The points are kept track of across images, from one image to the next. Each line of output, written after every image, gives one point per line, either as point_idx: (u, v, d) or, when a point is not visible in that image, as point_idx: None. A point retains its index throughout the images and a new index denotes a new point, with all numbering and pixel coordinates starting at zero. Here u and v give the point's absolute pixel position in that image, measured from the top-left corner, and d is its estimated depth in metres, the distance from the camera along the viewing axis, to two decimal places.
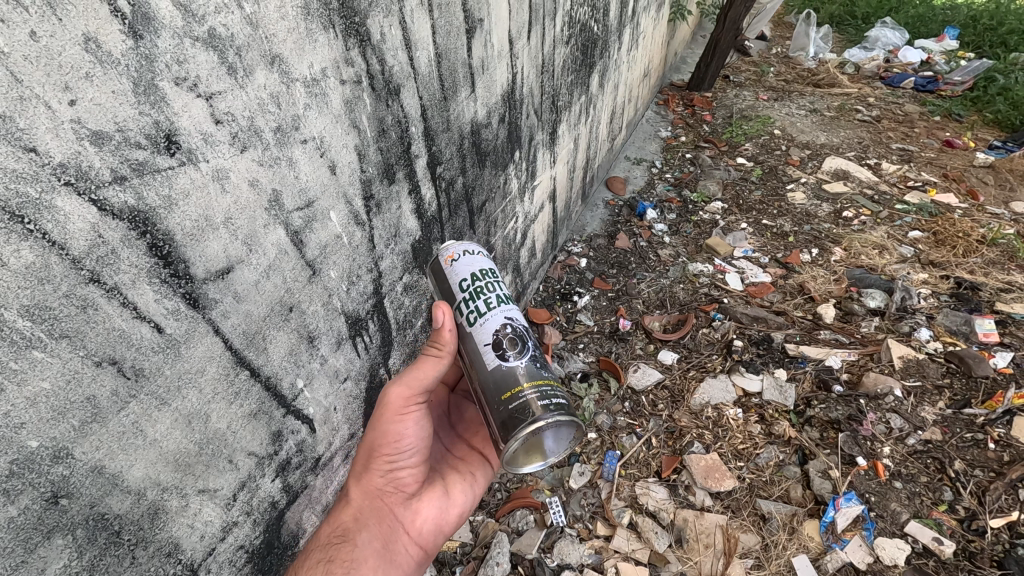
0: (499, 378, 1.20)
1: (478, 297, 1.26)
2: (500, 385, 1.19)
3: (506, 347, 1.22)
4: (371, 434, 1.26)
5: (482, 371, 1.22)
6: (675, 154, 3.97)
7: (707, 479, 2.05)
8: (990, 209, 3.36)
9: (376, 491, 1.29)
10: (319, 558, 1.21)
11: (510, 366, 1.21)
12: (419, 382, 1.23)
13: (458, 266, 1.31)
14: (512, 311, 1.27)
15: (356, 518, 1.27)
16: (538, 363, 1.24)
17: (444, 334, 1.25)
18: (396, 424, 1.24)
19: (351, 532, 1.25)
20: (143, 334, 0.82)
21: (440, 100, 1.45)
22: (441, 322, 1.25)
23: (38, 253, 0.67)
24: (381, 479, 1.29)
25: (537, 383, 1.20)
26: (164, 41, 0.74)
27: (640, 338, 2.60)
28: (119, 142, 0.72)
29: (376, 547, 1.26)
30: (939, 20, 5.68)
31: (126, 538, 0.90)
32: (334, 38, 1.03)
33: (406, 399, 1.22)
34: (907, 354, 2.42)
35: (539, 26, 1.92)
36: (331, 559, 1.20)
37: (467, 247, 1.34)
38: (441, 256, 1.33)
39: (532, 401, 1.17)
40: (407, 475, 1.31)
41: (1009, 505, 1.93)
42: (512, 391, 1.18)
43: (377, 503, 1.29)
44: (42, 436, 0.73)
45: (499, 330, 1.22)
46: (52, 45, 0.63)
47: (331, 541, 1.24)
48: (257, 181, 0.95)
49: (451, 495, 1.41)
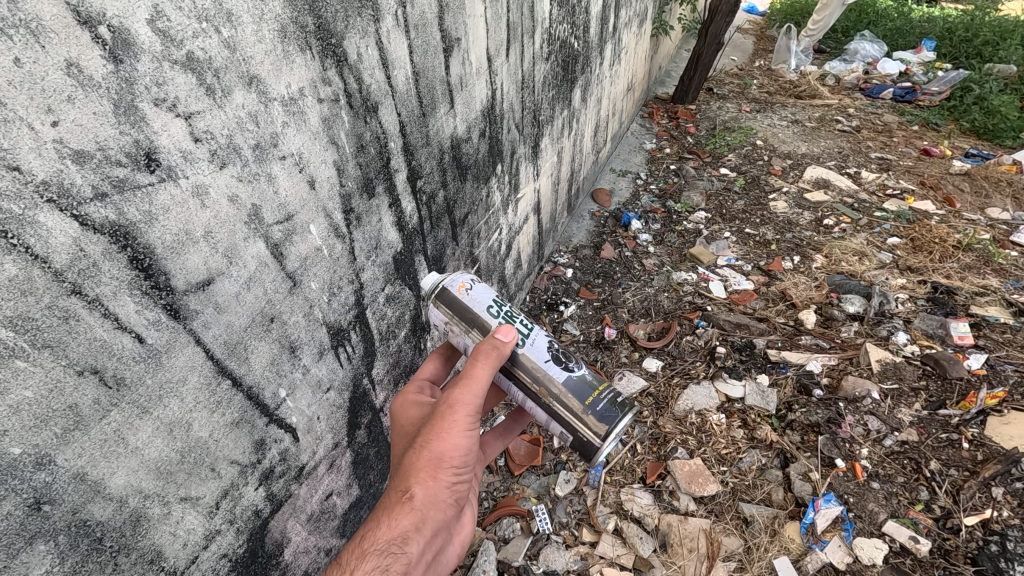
0: (574, 387, 1.40)
1: (513, 318, 1.43)
2: (579, 395, 1.39)
3: (565, 360, 1.43)
4: (438, 441, 1.23)
5: (551, 385, 1.39)
6: (660, 166, 4.04)
7: (691, 484, 2.08)
8: (966, 215, 3.43)
9: (439, 500, 1.24)
10: (375, 565, 1.13)
11: (578, 375, 1.41)
12: (479, 391, 1.26)
13: (475, 294, 1.45)
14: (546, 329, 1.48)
15: (419, 526, 1.20)
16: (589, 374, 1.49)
17: (509, 353, 1.33)
18: (462, 434, 1.25)
19: (410, 540, 1.19)
20: (125, 344, 0.85)
21: (419, 116, 1.49)
22: (506, 340, 1.34)
23: (21, 266, 0.71)
24: (446, 489, 1.26)
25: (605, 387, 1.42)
26: (144, 65, 0.78)
27: (624, 347, 2.65)
28: (100, 160, 0.76)
29: (427, 557, 1.23)
30: (917, 32, 5.83)
31: (108, 545, 0.92)
32: (311, 59, 1.08)
33: (473, 408, 1.25)
34: (884, 357, 2.47)
35: (518, 44, 1.99)
36: (389, 567, 1.14)
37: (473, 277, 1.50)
38: (457, 284, 1.46)
39: (612, 399, 1.40)
40: (463, 485, 1.32)
41: (983, 503, 1.96)
42: (593, 396, 1.39)
43: (436, 513, 1.24)
44: (24, 443, 0.76)
45: (550, 347, 1.43)
46: (35, 71, 0.67)
47: (387, 548, 1.16)
48: (236, 197, 0.99)
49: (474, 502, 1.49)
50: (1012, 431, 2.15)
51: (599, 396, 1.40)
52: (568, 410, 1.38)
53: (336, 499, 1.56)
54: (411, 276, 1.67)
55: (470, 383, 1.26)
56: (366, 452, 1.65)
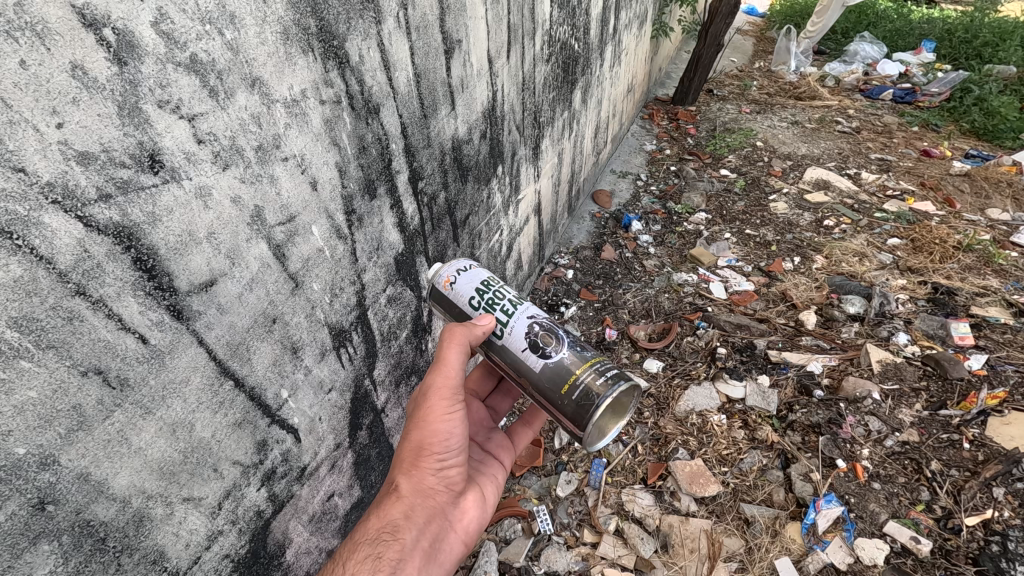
0: (551, 375, 1.38)
1: (494, 307, 1.45)
2: (555, 383, 1.38)
3: (543, 345, 1.40)
4: (416, 430, 1.31)
5: (530, 376, 1.41)
6: (660, 167, 4.05)
7: (692, 485, 2.09)
8: (967, 216, 3.44)
9: (426, 487, 1.31)
10: (366, 554, 1.19)
11: (555, 361, 1.38)
12: (451, 376, 1.34)
13: (458, 287, 1.51)
14: (531, 310, 1.44)
15: (408, 514, 1.26)
16: (580, 346, 1.42)
17: (480, 333, 1.40)
18: (439, 420, 1.31)
19: (401, 528, 1.24)
20: (128, 345, 0.86)
21: (420, 118, 1.50)
22: (482, 324, 1.41)
23: (26, 267, 0.71)
24: (432, 476, 1.32)
25: (586, 367, 1.37)
26: (147, 67, 0.79)
27: (625, 348, 2.65)
28: (105, 162, 0.76)
29: (425, 546, 1.28)
30: (916, 34, 5.84)
31: (111, 545, 0.92)
32: (313, 62, 1.08)
33: (446, 393, 1.33)
34: (885, 357, 2.47)
35: (518, 46, 1.99)
36: (381, 555, 1.19)
37: (459, 266, 1.54)
38: (441, 280, 1.53)
39: (590, 380, 1.34)
40: (453, 472, 1.37)
41: (984, 503, 1.97)
42: (568, 383, 1.36)
43: (426, 501, 1.30)
44: (28, 443, 0.76)
45: (528, 334, 1.41)
46: (41, 73, 0.67)
47: (378, 537, 1.23)
48: (239, 198, 1.00)
49: (487, 497, 1.50)
50: (1013, 431, 2.16)
51: (576, 383, 1.35)
52: (548, 399, 1.39)
53: (337, 500, 1.56)
54: (413, 277, 1.67)
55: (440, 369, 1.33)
56: (367, 453, 1.65)
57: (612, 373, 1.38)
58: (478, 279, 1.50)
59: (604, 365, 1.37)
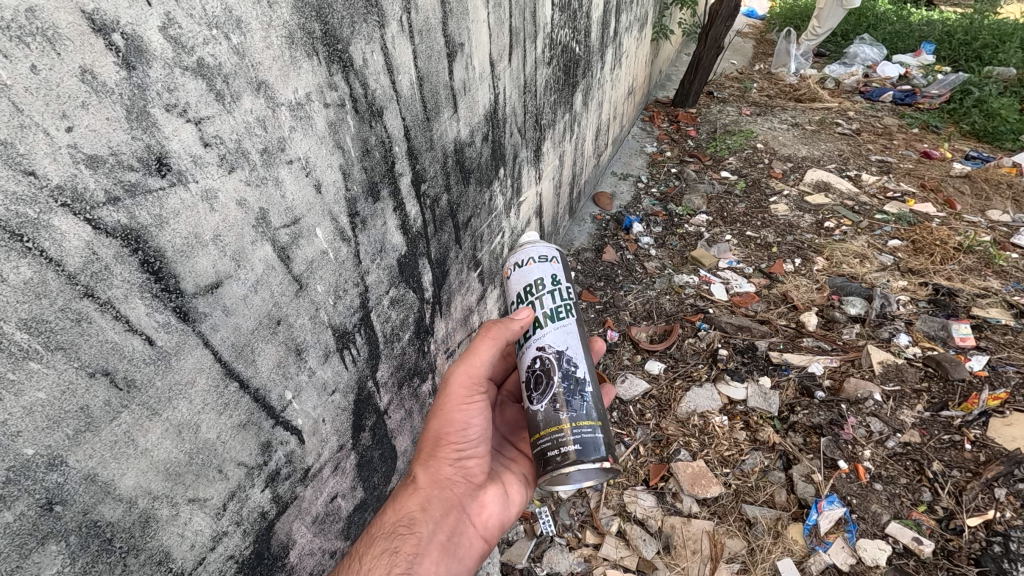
0: (529, 420, 1.41)
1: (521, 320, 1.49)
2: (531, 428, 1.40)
3: (531, 388, 1.41)
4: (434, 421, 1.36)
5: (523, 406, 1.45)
6: (661, 169, 4.06)
7: (693, 486, 2.09)
8: (967, 217, 3.45)
9: (443, 479, 1.34)
10: (383, 548, 1.23)
11: (534, 410, 1.39)
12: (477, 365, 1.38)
13: (513, 280, 1.54)
14: (546, 339, 1.43)
15: (425, 506, 1.30)
16: (560, 405, 1.36)
17: (517, 327, 1.42)
18: (456, 411, 1.35)
19: (417, 521, 1.28)
20: (135, 347, 0.86)
21: (423, 121, 1.51)
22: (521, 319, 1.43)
23: (36, 269, 0.72)
24: (449, 468, 1.36)
25: (551, 430, 1.35)
26: (156, 72, 0.80)
27: (627, 349, 2.66)
28: (113, 165, 0.77)
29: (441, 539, 1.30)
30: (916, 36, 5.86)
31: (118, 546, 0.92)
32: (318, 65, 1.09)
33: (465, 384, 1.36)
34: (886, 358, 2.48)
35: (520, 49, 2.00)
36: (396, 549, 1.23)
37: (520, 259, 1.54)
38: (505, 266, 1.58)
39: (546, 446, 1.34)
40: (472, 466, 1.40)
41: (985, 504, 1.97)
42: (535, 436, 1.38)
43: (442, 494, 1.34)
44: (37, 444, 0.77)
45: (529, 367, 1.43)
46: (51, 77, 0.68)
47: (395, 530, 1.26)
48: (244, 201, 1.00)
49: (511, 494, 1.50)
50: (1014, 432, 2.16)
51: (538, 441, 1.37)
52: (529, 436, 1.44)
53: (340, 501, 1.57)
54: (415, 279, 1.68)
55: (464, 362, 1.38)
56: (370, 454, 1.66)
57: (572, 450, 1.32)
58: (530, 278, 1.50)
59: (568, 435, 1.33)
